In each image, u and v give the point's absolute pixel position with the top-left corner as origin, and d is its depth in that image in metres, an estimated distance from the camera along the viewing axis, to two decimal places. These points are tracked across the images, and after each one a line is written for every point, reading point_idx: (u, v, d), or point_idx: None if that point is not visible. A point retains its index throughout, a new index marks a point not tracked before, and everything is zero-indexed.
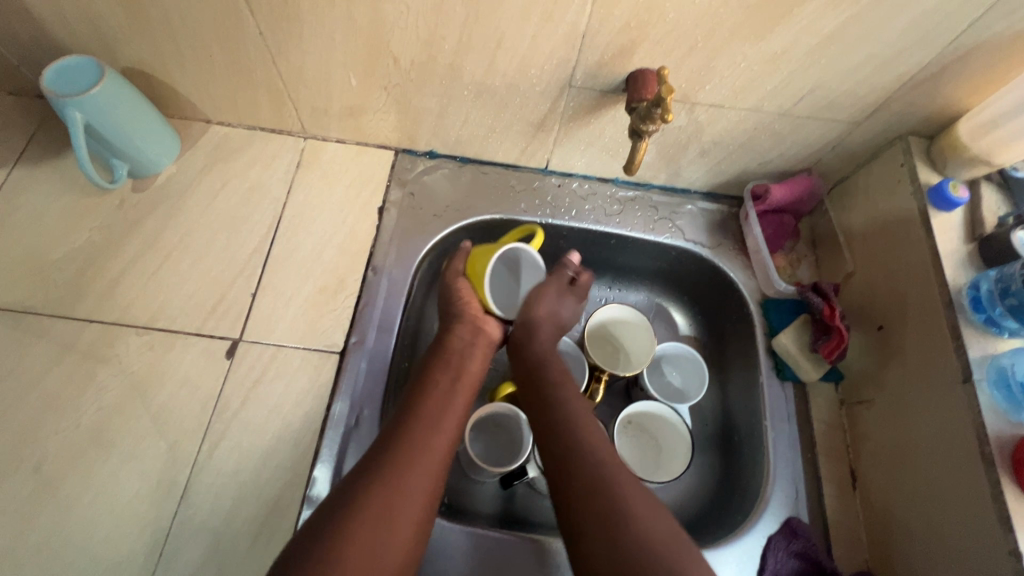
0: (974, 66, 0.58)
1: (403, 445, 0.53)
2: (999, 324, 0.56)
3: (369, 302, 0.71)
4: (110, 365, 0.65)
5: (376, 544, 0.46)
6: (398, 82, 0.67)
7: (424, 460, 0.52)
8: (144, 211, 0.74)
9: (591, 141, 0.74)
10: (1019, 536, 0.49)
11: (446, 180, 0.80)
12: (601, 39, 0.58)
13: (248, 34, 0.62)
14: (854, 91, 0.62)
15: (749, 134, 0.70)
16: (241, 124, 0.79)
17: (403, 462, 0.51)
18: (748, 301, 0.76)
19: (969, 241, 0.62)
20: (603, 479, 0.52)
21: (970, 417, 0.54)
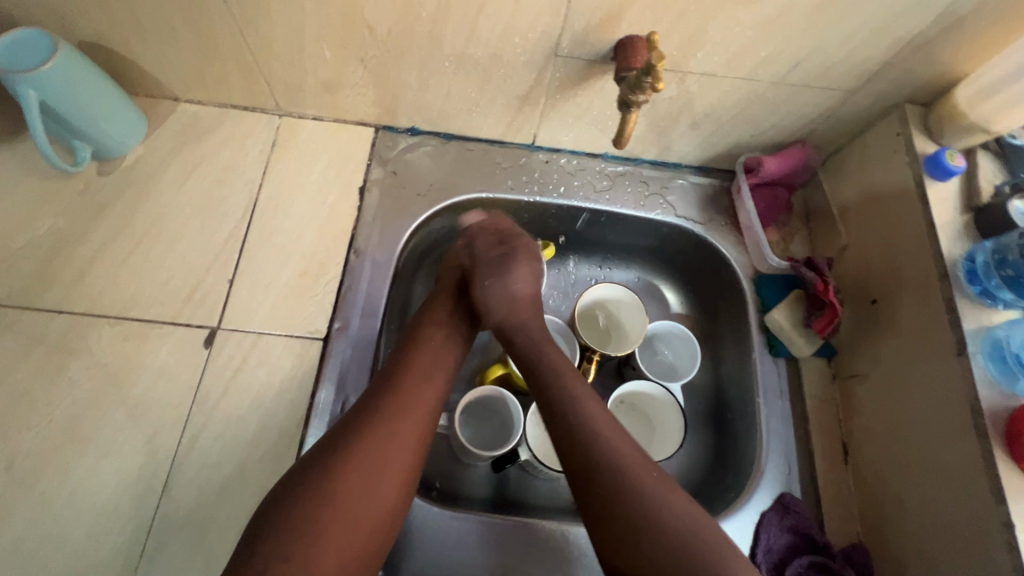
0: (974, 28, 0.56)
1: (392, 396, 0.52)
2: (993, 297, 0.55)
3: (353, 286, 0.69)
4: (82, 357, 0.62)
5: (365, 494, 0.46)
6: (375, 53, 0.64)
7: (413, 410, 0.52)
8: (112, 195, 0.70)
9: (579, 115, 0.71)
10: (1011, 507, 0.49)
11: (429, 157, 0.77)
12: (587, 4, 0.55)
13: (211, 2, 0.58)
14: (851, 57, 0.60)
15: (742, 104, 0.68)
16: (211, 102, 0.75)
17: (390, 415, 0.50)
18: (740, 277, 0.75)
19: (965, 212, 0.61)
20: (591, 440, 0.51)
21: (965, 391, 0.53)
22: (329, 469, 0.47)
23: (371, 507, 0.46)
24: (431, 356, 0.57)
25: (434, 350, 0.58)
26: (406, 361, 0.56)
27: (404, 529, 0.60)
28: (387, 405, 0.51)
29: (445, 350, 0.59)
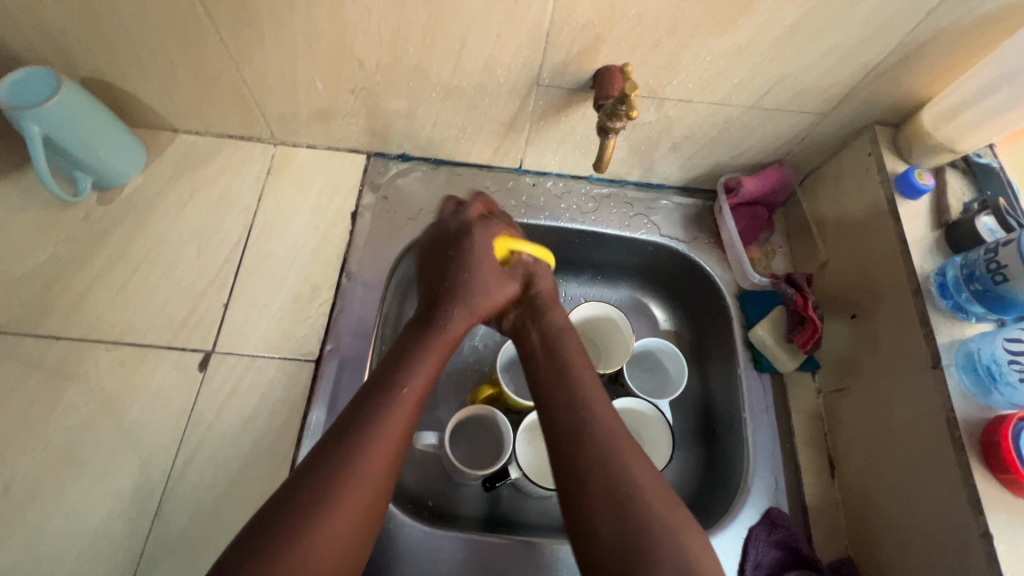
0: (933, 55, 0.59)
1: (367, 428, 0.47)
2: (965, 310, 0.57)
3: (344, 309, 0.70)
4: (79, 382, 0.63)
5: (343, 540, 0.43)
6: (365, 85, 0.67)
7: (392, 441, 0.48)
8: (112, 222, 0.72)
9: (562, 140, 0.74)
10: (989, 517, 0.50)
11: (420, 182, 0.79)
12: (565, 37, 0.58)
13: (208, 40, 0.61)
14: (820, 82, 0.62)
15: (719, 127, 0.70)
16: (209, 132, 0.78)
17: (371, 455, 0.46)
18: (724, 294, 0.77)
19: (936, 228, 0.63)
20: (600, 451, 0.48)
21: (940, 403, 0.54)
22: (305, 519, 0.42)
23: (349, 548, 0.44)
24: (422, 382, 0.52)
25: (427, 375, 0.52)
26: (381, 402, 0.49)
27: (394, 549, 0.61)
28: (358, 463, 0.45)
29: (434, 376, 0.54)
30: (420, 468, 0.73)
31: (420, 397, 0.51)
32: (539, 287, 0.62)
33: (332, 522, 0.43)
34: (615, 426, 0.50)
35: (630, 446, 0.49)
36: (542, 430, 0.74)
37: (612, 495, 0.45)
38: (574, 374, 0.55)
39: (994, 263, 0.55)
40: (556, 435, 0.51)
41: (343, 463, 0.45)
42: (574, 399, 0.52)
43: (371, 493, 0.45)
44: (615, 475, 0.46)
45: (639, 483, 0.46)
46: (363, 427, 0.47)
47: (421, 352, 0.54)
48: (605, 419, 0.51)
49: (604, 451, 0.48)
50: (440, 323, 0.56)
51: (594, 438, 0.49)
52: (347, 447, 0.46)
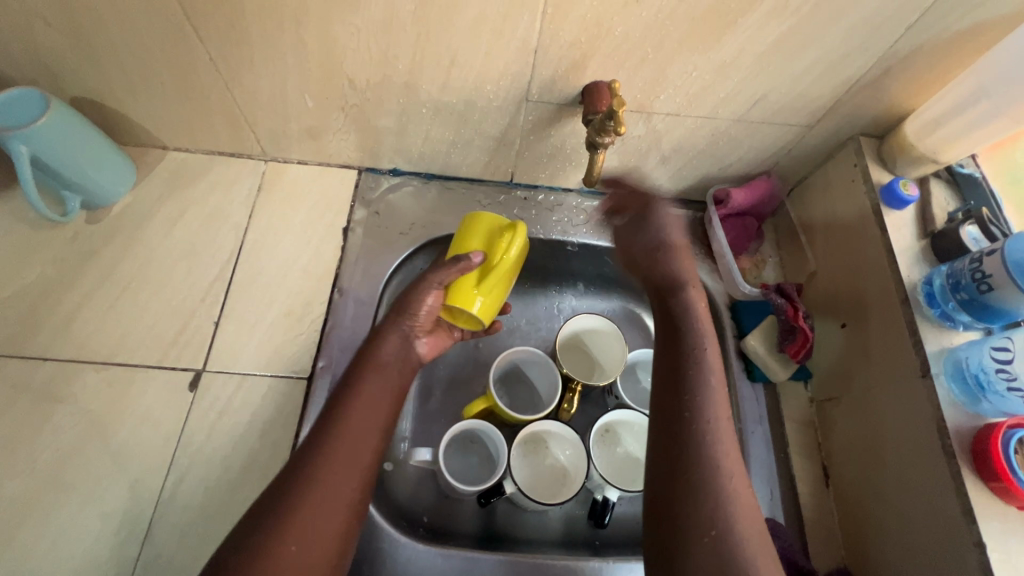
0: (914, 69, 0.60)
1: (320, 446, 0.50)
2: (953, 318, 0.58)
3: (336, 325, 0.70)
4: (66, 404, 0.62)
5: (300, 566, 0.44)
6: (355, 102, 0.67)
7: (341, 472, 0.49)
8: (101, 241, 0.72)
9: (553, 154, 0.75)
10: (982, 526, 0.50)
11: (411, 197, 0.79)
12: (553, 54, 0.59)
13: (198, 59, 0.62)
14: (804, 96, 0.63)
15: (707, 140, 0.71)
16: (199, 149, 0.78)
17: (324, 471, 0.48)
18: (716, 304, 0.77)
19: (922, 237, 0.64)
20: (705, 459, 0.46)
21: (931, 412, 0.55)
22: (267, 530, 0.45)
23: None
24: (368, 410, 0.54)
25: (373, 401, 0.54)
26: (335, 423, 0.52)
27: (388, 568, 0.60)
28: (312, 478, 0.48)
29: (386, 403, 0.55)
30: (414, 484, 0.72)
31: (368, 423, 0.53)
32: (669, 238, 0.63)
33: (285, 551, 0.44)
34: (725, 445, 0.47)
35: (728, 440, 0.48)
36: (537, 443, 0.74)
37: (700, 528, 0.43)
38: (710, 377, 0.51)
39: (979, 272, 0.56)
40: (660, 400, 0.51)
41: (299, 497, 0.47)
42: (690, 373, 0.52)
43: (321, 521, 0.46)
44: (707, 466, 0.46)
45: (731, 482, 0.45)
46: (314, 460, 0.49)
47: (367, 379, 0.56)
48: (715, 404, 0.50)
49: (700, 437, 0.47)
50: (377, 350, 0.59)
51: (696, 421, 0.48)
52: (299, 480, 0.48)
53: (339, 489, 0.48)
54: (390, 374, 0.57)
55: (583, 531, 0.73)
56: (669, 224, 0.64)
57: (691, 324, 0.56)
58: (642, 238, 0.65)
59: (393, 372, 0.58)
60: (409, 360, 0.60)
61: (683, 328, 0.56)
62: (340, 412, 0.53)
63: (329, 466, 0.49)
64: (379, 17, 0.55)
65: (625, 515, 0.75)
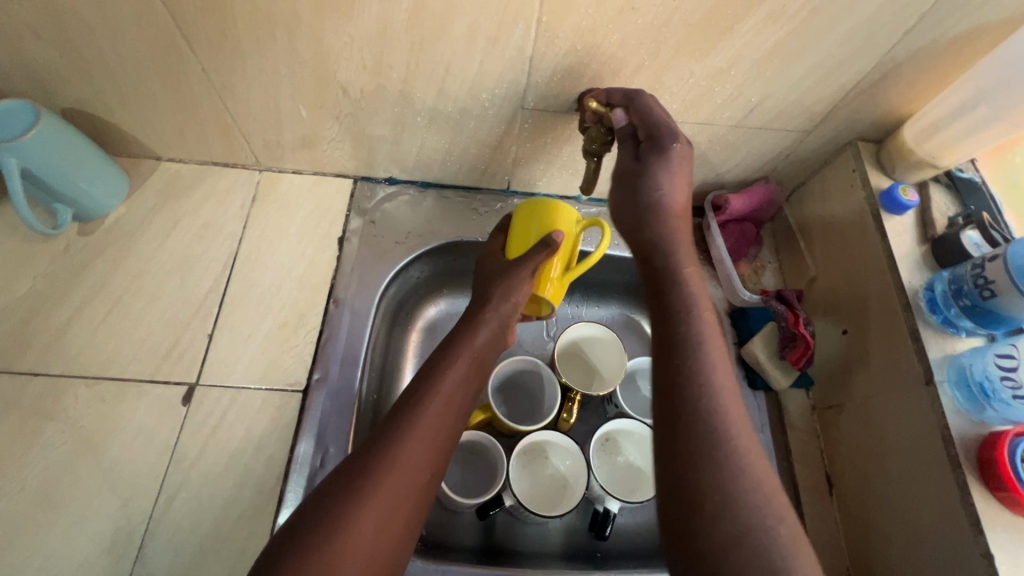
0: (911, 74, 0.59)
1: (411, 412, 0.50)
2: (955, 325, 0.57)
3: (332, 337, 0.69)
4: (57, 420, 0.61)
5: (381, 531, 0.44)
6: (349, 111, 0.66)
7: (428, 448, 0.49)
8: (93, 254, 0.71)
9: (549, 161, 0.74)
10: (990, 538, 0.49)
11: (407, 206, 0.79)
12: (548, 62, 0.58)
13: (190, 69, 0.61)
14: (801, 101, 0.63)
15: (704, 146, 0.70)
16: (192, 159, 0.77)
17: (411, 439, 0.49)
18: (715, 311, 0.76)
19: (922, 242, 0.63)
20: (717, 441, 0.40)
21: (935, 420, 0.54)
22: (355, 490, 0.45)
23: (387, 545, 0.44)
24: (454, 393, 0.54)
25: (458, 386, 0.54)
26: (425, 394, 0.52)
27: None
28: (399, 443, 0.48)
29: (468, 389, 0.56)
30: None
31: (452, 406, 0.53)
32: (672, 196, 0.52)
33: (371, 512, 0.44)
34: (734, 415, 0.42)
35: (730, 387, 0.43)
36: (538, 453, 0.73)
37: (724, 511, 0.38)
38: (702, 343, 0.45)
39: (982, 278, 0.55)
40: (658, 365, 0.45)
41: (381, 467, 0.46)
42: (681, 342, 0.45)
43: (405, 491, 0.46)
44: (713, 427, 0.41)
45: (736, 448, 0.40)
46: (400, 433, 0.49)
47: (456, 363, 0.56)
48: (711, 363, 0.44)
49: (703, 398, 0.42)
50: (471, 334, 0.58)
51: (698, 395, 0.42)
52: (385, 450, 0.47)
53: (423, 462, 0.48)
54: (477, 360, 0.57)
55: (583, 543, 0.72)
56: (675, 172, 0.53)
57: (673, 282, 0.49)
58: (636, 198, 0.53)
59: (480, 359, 0.58)
60: (494, 349, 0.61)
61: (669, 288, 0.49)
62: (426, 391, 0.52)
63: (415, 441, 0.48)
64: (373, 26, 0.55)
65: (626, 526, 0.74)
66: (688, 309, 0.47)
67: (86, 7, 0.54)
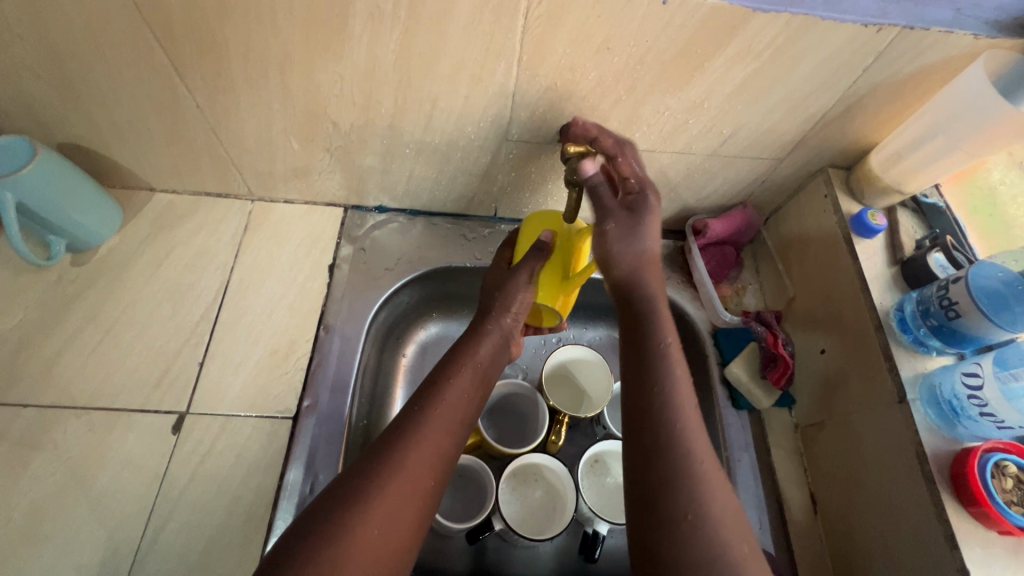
0: (874, 105, 0.63)
1: (417, 419, 0.52)
2: (925, 344, 0.59)
3: (322, 363, 0.70)
4: (45, 452, 0.61)
5: (385, 533, 0.45)
6: (339, 143, 0.69)
7: (432, 454, 0.51)
8: (85, 284, 0.72)
9: (535, 189, 0.76)
10: (965, 552, 0.50)
11: (396, 233, 0.81)
12: (530, 97, 0.61)
13: (185, 105, 0.63)
14: (773, 132, 0.66)
15: (683, 173, 0.73)
16: (186, 190, 0.79)
17: (416, 443, 0.50)
18: (698, 332, 0.78)
19: (892, 265, 0.66)
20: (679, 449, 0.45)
21: (909, 437, 0.56)
22: (362, 491, 0.46)
23: (390, 550, 0.45)
24: (457, 404, 0.56)
25: (460, 397, 0.56)
26: (431, 403, 0.54)
27: None
28: (404, 446, 0.49)
29: (471, 400, 0.57)
30: None
31: (456, 416, 0.55)
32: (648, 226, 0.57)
33: (376, 511, 0.45)
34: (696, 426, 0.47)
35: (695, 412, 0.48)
36: (527, 475, 0.74)
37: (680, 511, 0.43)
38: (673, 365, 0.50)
39: (946, 299, 0.58)
40: (635, 395, 0.49)
41: (385, 473, 0.47)
42: (655, 372, 0.50)
43: (410, 496, 0.47)
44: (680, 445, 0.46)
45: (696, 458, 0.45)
46: (404, 439, 0.50)
47: (458, 375, 0.58)
48: (681, 392, 0.48)
49: (672, 420, 0.47)
50: (473, 352, 0.61)
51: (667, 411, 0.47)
52: (391, 454, 0.49)
53: (427, 466, 0.50)
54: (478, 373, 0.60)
55: (573, 566, 0.72)
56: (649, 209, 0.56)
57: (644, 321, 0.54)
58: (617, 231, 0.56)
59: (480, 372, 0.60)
60: (494, 362, 0.63)
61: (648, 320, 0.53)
62: (430, 400, 0.54)
63: (419, 446, 0.50)
64: (362, 65, 0.58)
65: (615, 547, 0.74)
66: (662, 345, 0.51)
67: (84, 47, 0.56)
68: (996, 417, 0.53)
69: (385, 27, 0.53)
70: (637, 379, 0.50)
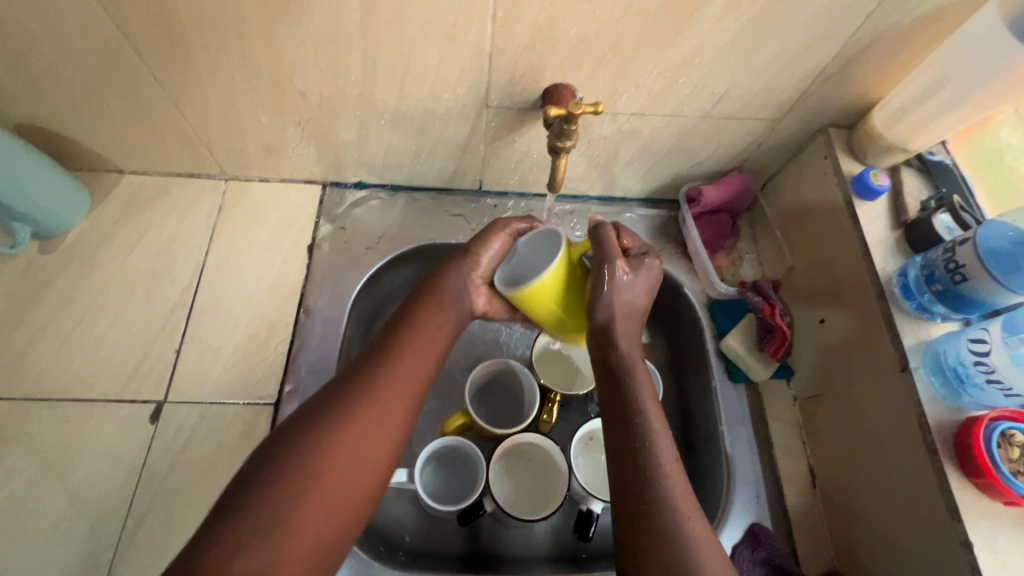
0: (878, 57, 0.58)
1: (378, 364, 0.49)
2: (929, 310, 0.56)
3: (303, 347, 0.68)
4: (20, 445, 0.60)
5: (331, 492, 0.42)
6: (311, 116, 0.65)
7: (389, 409, 0.47)
8: (55, 272, 0.69)
9: (520, 159, 0.73)
10: (969, 525, 0.48)
11: (377, 211, 0.77)
12: (508, 58, 0.57)
13: (142, 79, 0.59)
14: (768, 89, 0.62)
15: (675, 138, 0.69)
16: (155, 171, 0.75)
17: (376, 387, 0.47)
18: (694, 304, 0.75)
19: (895, 228, 0.62)
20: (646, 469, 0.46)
21: (911, 407, 0.53)
22: (317, 438, 0.43)
23: (340, 509, 0.42)
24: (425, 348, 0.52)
25: (435, 333, 0.54)
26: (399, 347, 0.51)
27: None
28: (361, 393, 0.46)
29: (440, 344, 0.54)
30: (394, 506, 0.70)
31: (424, 358, 0.51)
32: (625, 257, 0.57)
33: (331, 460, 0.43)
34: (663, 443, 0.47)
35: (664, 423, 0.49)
36: (520, 456, 0.72)
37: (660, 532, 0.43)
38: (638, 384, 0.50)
39: (952, 263, 0.54)
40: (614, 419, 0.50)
41: (344, 420, 0.45)
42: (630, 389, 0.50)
43: (363, 448, 0.44)
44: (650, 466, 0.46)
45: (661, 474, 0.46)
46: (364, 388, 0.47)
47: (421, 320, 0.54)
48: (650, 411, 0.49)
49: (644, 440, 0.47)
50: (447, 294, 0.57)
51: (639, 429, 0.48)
52: (344, 408, 0.45)
53: (402, 399, 0.48)
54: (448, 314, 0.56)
55: (569, 546, 0.71)
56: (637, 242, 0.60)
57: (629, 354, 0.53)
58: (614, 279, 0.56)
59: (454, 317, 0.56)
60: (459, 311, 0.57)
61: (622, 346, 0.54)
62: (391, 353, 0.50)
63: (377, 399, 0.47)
64: (325, 28, 0.54)
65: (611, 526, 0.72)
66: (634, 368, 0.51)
67: (25, 17, 0.52)
68: (1003, 383, 0.50)
69: None
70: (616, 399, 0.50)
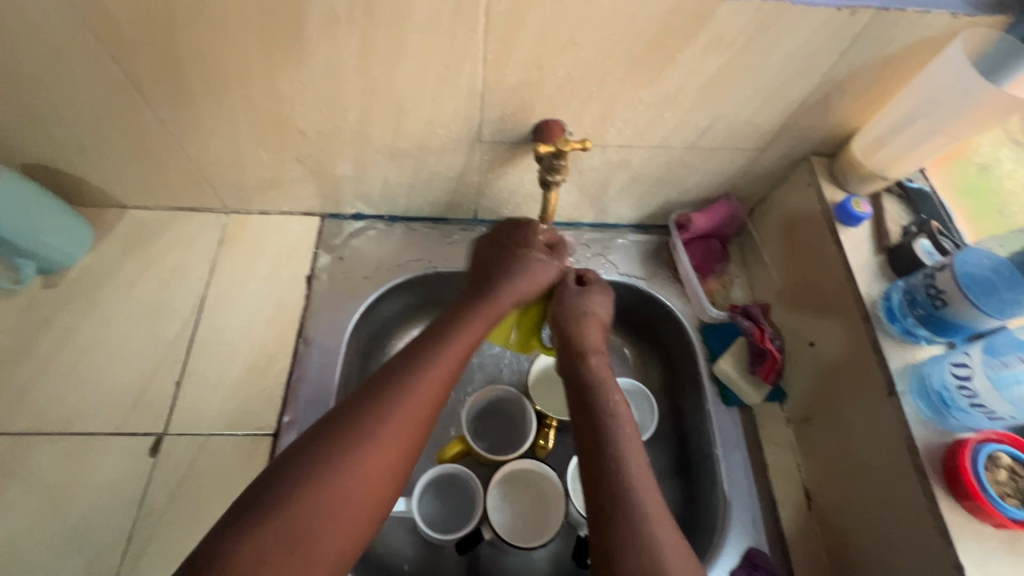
0: (854, 90, 0.61)
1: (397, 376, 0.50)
2: (913, 333, 0.58)
3: (301, 377, 0.69)
4: (20, 481, 0.60)
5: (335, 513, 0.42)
6: (309, 152, 0.67)
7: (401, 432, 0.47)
8: (58, 306, 0.71)
9: (513, 190, 0.75)
10: (960, 548, 0.49)
11: (374, 241, 0.79)
12: (499, 97, 0.59)
13: (147, 120, 0.61)
14: (751, 121, 0.64)
15: (663, 168, 0.71)
16: (158, 206, 0.77)
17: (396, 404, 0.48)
18: (687, 328, 0.76)
19: (879, 253, 0.64)
20: (629, 510, 0.46)
21: (900, 430, 0.54)
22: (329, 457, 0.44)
23: (352, 516, 0.43)
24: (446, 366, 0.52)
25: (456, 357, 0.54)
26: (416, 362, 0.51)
27: None
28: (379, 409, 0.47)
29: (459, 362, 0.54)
30: (392, 536, 0.69)
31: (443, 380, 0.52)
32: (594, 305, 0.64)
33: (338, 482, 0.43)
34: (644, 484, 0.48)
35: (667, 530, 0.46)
36: (517, 482, 0.72)
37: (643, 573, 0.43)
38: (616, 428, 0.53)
39: (933, 288, 0.56)
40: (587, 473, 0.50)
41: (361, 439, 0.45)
42: (603, 436, 0.52)
43: (375, 469, 0.45)
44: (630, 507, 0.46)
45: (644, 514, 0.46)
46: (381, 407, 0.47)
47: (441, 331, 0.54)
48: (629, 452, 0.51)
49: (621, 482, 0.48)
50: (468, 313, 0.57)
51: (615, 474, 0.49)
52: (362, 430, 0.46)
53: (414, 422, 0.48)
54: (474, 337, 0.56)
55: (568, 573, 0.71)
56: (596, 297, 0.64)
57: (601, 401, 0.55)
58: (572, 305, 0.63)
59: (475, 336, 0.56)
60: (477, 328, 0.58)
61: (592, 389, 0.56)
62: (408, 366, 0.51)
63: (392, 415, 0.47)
64: (323, 71, 0.56)
65: None
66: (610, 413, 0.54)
67: (36, 65, 0.54)
68: (987, 408, 0.51)
69: (342, 30, 0.52)
70: (589, 449, 0.52)
